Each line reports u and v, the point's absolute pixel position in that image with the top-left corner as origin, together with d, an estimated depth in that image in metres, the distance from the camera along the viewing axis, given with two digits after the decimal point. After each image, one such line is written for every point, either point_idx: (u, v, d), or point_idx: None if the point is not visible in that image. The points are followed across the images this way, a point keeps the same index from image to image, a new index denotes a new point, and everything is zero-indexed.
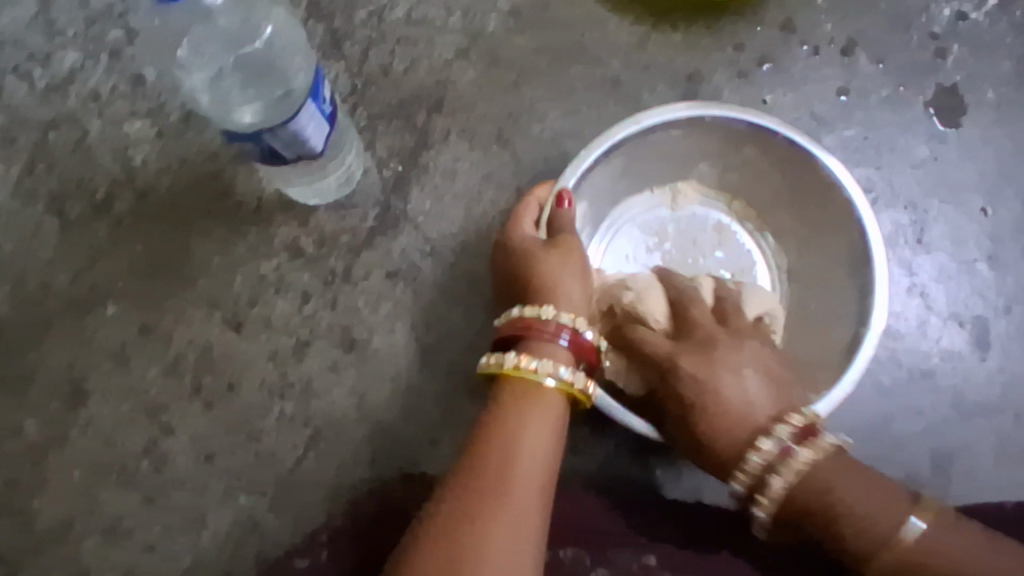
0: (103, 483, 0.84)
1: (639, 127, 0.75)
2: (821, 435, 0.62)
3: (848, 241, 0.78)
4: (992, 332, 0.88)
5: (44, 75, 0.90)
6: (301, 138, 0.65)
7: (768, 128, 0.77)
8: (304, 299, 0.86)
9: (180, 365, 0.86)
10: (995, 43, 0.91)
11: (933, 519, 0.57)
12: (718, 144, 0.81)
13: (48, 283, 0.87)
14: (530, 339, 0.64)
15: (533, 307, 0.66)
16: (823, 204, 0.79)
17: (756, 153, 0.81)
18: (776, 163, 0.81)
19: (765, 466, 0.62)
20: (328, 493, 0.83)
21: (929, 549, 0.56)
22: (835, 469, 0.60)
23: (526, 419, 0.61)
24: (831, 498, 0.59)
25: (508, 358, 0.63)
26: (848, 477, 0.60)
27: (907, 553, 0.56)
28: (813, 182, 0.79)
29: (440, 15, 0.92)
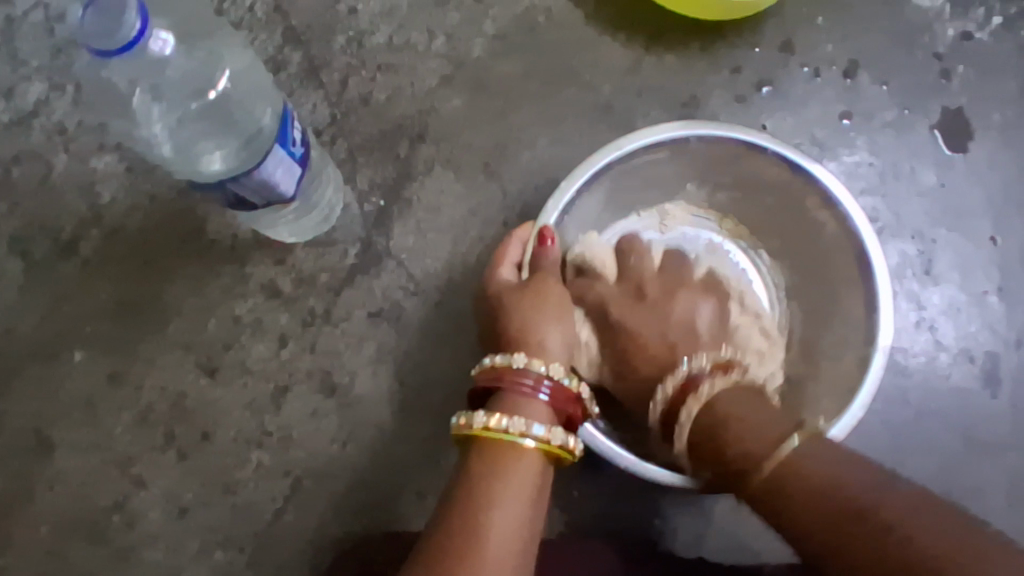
0: (70, 540, 0.80)
1: (624, 151, 0.70)
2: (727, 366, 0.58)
3: (849, 262, 0.73)
4: (1005, 367, 0.84)
5: (6, 108, 0.86)
6: (270, 184, 0.62)
7: (757, 144, 0.71)
8: (282, 342, 0.82)
9: (151, 413, 0.81)
10: (1001, 63, 0.88)
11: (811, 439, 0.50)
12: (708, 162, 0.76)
13: (13, 328, 0.83)
14: (504, 392, 0.58)
15: (506, 356, 0.59)
16: (822, 227, 0.75)
17: (748, 170, 0.76)
18: (768, 180, 0.76)
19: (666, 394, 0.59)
20: (310, 548, 0.79)
21: (800, 466, 0.49)
22: (734, 397, 0.56)
23: (504, 478, 0.52)
24: (715, 417, 0.54)
25: (478, 416, 0.56)
26: (744, 403, 0.55)
27: (779, 470, 0.49)
28: (810, 201, 0.74)
29: (422, 41, 0.88)
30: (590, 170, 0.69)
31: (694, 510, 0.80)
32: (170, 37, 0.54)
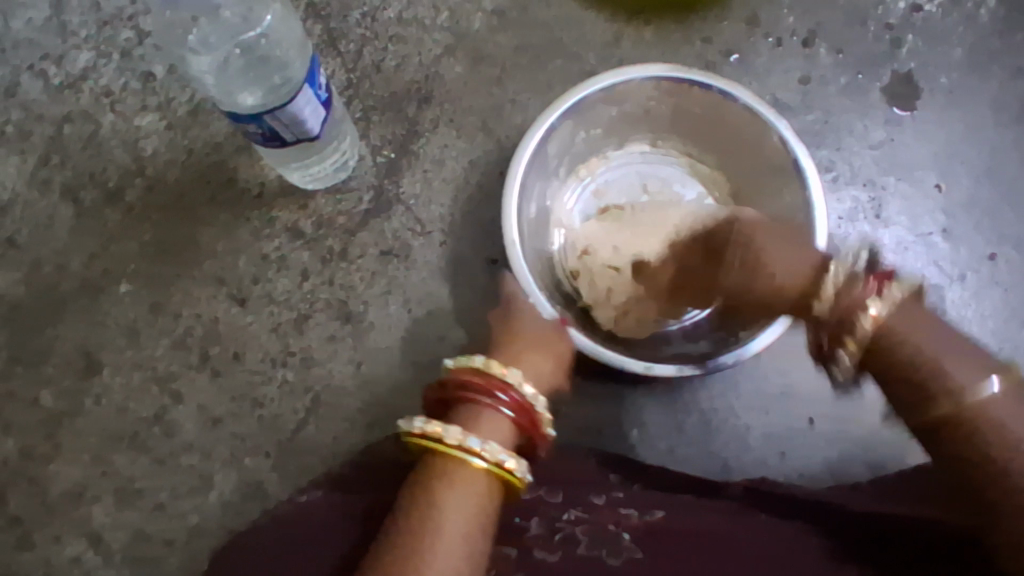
0: (114, 450, 0.90)
1: (557, 113, 0.80)
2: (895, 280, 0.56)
3: (757, 135, 0.83)
4: (948, 299, 0.95)
5: (58, 73, 0.97)
6: (299, 120, 0.72)
7: (624, 79, 0.81)
8: (303, 276, 0.93)
9: (187, 339, 0.92)
10: (944, 34, 0.99)
11: (1011, 383, 0.49)
12: (636, 102, 0.87)
13: (65, 264, 0.94)
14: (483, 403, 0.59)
15: (487, 364, 0.60)
16: (742, 129, 0.84)
17: (670, 100, 0.86)
18: (648, 102, 0.87)
19: (841, 287, 0.58)
20: (328, 455, 0.89)
21: (984, 407, 0.48)
22: (910, 320, 0.54)
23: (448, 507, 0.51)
24: (900, 339, 0.53)
25: (455, 429, 0.55)
26: (928, 330, 0.53)
27: (967, 404, 0.49)
28: (729, 114, 0.84)
29: (429, 15, 1.00)
30: (527, 144, 0.79)
31: (668, 422, 0.91)
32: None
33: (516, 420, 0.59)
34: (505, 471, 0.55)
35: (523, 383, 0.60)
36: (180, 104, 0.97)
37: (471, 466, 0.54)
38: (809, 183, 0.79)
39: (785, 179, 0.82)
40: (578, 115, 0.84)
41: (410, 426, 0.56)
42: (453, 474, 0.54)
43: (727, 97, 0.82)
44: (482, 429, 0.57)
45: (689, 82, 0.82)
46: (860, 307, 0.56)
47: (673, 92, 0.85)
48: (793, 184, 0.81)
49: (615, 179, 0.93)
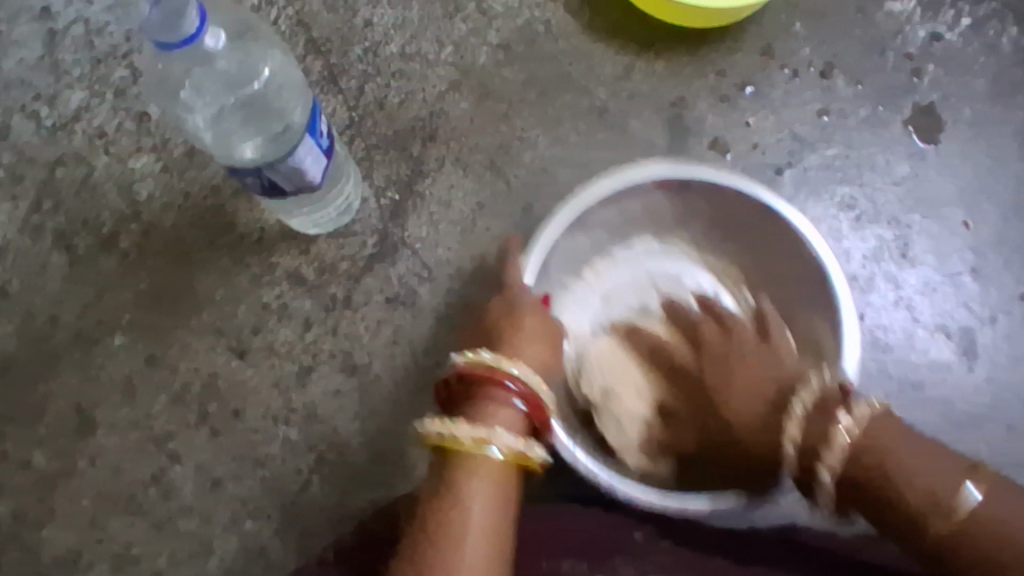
0: (112, 512, 0.87)
1: (561, 226, 0.75)
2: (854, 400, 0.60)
3: (776, 232, 0.79)
4: (979, 342, 0.91)
5: (50, 115, 0.94)
6: (300, 170, 0.69)
7: (633, 181, 0.76)
8: (306, 326, 0.89)
9: (186, 394, 0.88)
10: (966, 64, 0.96)
11: (987, 487, 0.53)
12: (643, 202, 0.82)
13: (57, 316, 0.90)
14: (493, 402, 0.61)
15: (494, 361, 0.63)
16: (758, 222, 0.80)
17: (679, 199, 0.82)
18: (658, 200, 0.82)
19: (805, 431, 0.61)
20: (335, 516, 0.86)
21: (984, 521, 0.52)
22: (880, 433, 0.58)
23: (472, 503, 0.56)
24: (883, 471, 0.56)
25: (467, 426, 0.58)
26: (896, 441, 0.57)
27: (960, 522, 0.52)
28: (744, 210, 0.80)
29: (432, 49, 0.96)
30: (533, 260, 0.75)
31: None
32: (224, 35, 0.63)
33: (526, 411, 0.62)
34: (522, 458, 0.59)
35: (531, 374, 0.63)
36: (175, 146, 0.93)
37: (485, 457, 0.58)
38: (835, 286, 0.75)
39: (809, 281, 0.78)
40: (582, 223, 0.79)
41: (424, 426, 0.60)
42: (473, 471, 0.58)
43: (741, 196, 0.78)
44: (493, 421, 0.60)
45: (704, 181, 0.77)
46: (825, 427, 0.59)
47: (682, 193, 0.80)
48: (817, 286, 0.77)
49: (623, 278, 0.88)
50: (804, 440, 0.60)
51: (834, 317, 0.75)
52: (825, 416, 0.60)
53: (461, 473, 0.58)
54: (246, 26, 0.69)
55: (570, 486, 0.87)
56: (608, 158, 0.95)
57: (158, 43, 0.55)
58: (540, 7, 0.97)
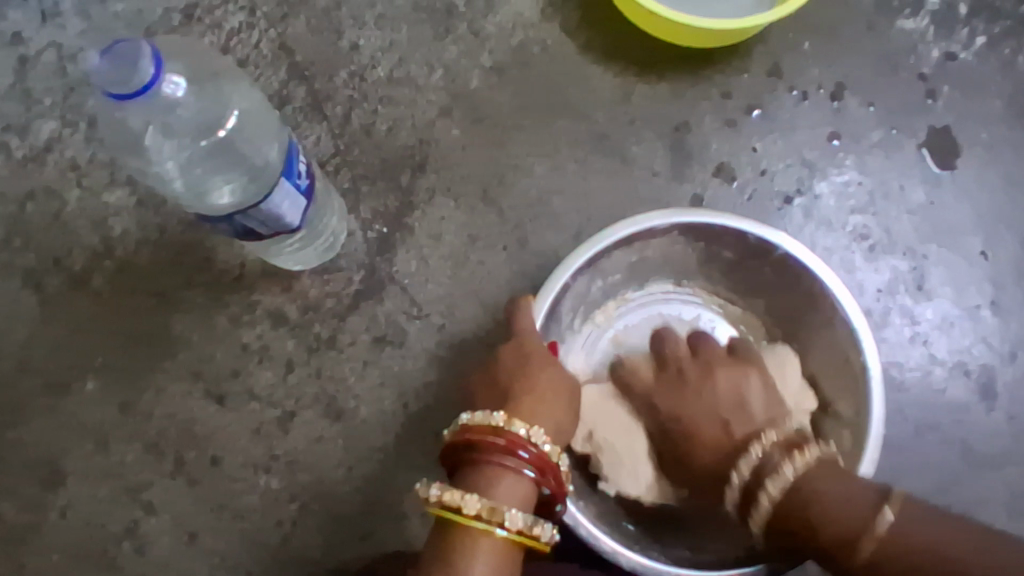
0: (81, 570, 0.81)
1: (572, 271, 0.71)
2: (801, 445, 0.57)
3: (800, 281, 0.75)
4: (999, 380, 0.86)
5: (21, 146, 0.89)
6: (276, 215, 0.64)
7: (650, 225, 0.72)
8: (288, 368, 0.84)
9: (161, 441, 0.83)
10: (984, 85, 0.91)
11: (901, 508, 0.50)
12: (658, 248, 0.78)
13: (26, 359, 0.85)
14: (504, 473, 0.55)
15: (508, 426, 0.56)
16: (781, 269, 0.75)
17: (696, 245, 0.77)
18: (675, 244, 0.78)
19: (750, 473, 0.57)
20: (318, 573, 0.81)
21: (907, 544, 0.48)
22: (822, 476, 0.54)
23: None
24: (807, 499, 0.53)
25: (471, 496, 0.53)
26: (828, 479, 0.54)
27: (883, 545, 0.49)
28: (763, 258, 0.76)
29: (422, 73, 0.92)
30: (542, 302, 0.70)
31: None
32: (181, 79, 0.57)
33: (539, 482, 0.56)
34: (528, 536, 0.54)
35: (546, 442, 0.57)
36: None
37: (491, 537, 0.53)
38: (862, 343, 0.70)
39: (832, 334, 0.73)
40: (594, 268, 0.75)
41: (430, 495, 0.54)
42: (479, 552, 0.52)
43: (763, 245, 0.74)
44: (501, 491, 0.54)
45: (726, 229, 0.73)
46: (768, 469, 0.56)
47: (700, 238, 0.76)
48: (842, 341, 0.72)
49: (636, 324, 0.83)
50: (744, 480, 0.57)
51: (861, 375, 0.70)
52: (774, 459, 0.56)
53: (464, 552, 0.52)
54: (210, 65, 0.64)
55: None
56: (607, 186, 0.90)
57: (112, 96, 0.51)
58: (534, 28, 0.92)
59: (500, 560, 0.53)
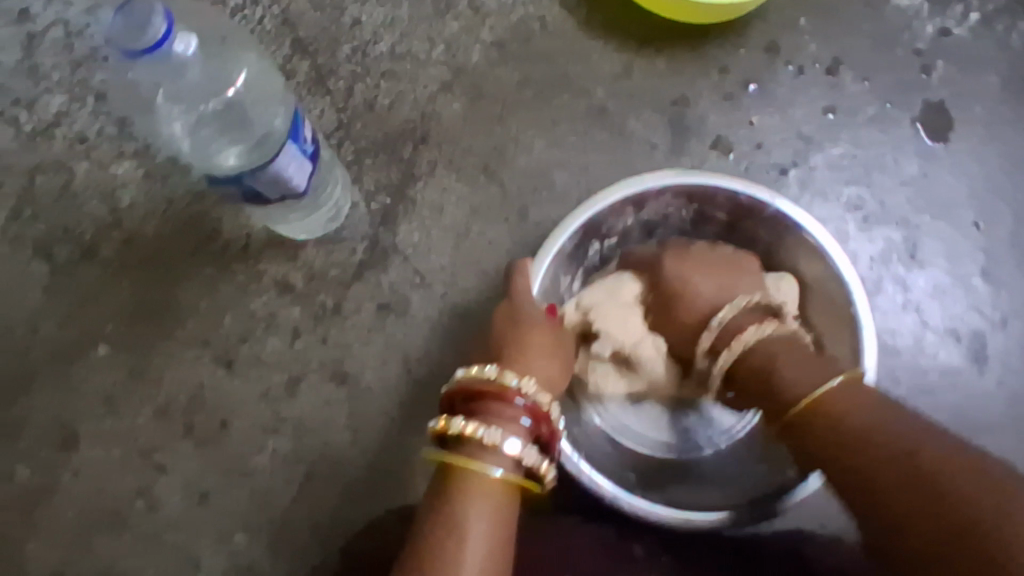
0: (98, 526, 0.86)
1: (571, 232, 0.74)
2: (777, 322, 0.67)
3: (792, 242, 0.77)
4: (990, 347, 0.88)
5: (30, 120, 0.91)
6: (283, 177, 0.66)
7: (646, 188, 0.75)
8: (295, 335, 0.87)
9: (171, 405, 0.86)
10: (979, 60, 0.92)
11: (846, 380, 0.60)
12: (654, 212, 0.80)
13: (37, 328, 0.87)
14: (498, 406, 0.58)
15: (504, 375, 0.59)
16: (775, 230, 0.78)
17: (689, 207, 0.80)
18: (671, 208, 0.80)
19: (720, 339, 0.68)
20: (324, 529, 0.85)
21: (844, 408, 0.57)
22: (780, 347, 0.65)
23: (471, 509, 0.53)
24: (769, 364, 0.63)
25: (459, 419, 0.57)
26: (790, 354, 0.64)
27: (821, 401, 0.58)
28: (756, 218, 0.78)
29: (423, 48, 0.93)
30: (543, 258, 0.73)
31: None
32: (195, 40, 0.57)
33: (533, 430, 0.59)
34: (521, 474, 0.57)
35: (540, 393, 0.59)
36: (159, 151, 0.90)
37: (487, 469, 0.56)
38: (855, 299, 0.73)
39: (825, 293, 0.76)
40: (590, 230, 0.78)
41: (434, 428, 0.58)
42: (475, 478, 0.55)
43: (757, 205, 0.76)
44: (492, 419, 0.58)
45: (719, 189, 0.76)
46: (738, 332, 0.67)
47: (695, 201, 0.78)
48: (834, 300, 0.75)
49: None
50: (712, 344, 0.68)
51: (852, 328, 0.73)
52: (747, 325, 0.67)
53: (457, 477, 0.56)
54: (217, 32, 0.66)
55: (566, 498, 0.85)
56: (607, 159, 0.91)
57: (123, 50, 0.53)
58: (535, 3, 0.93)
59: (491, 487, 0.55)
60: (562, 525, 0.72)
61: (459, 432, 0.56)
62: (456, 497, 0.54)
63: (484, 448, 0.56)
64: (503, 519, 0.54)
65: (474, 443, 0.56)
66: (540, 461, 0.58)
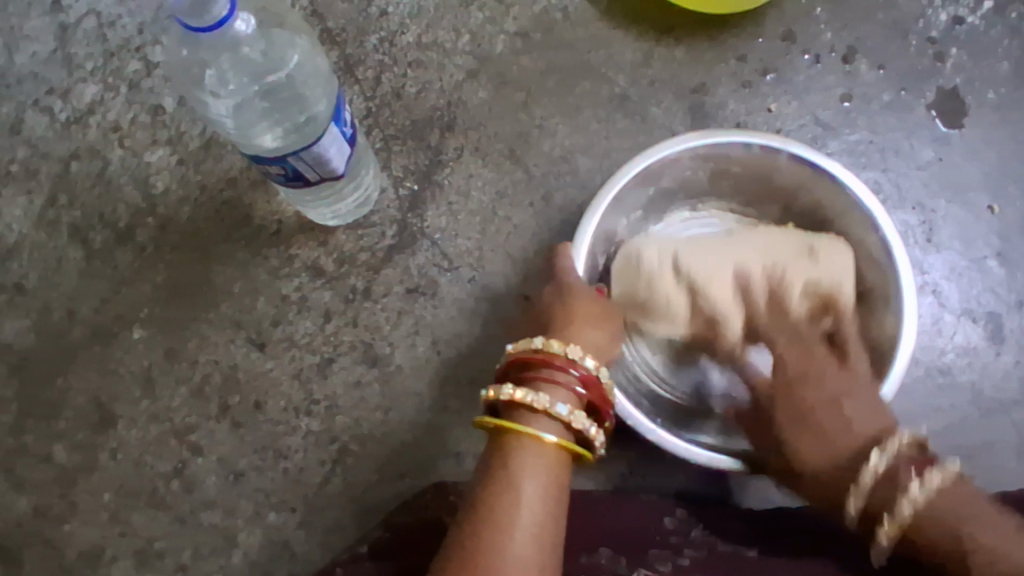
0: (134, 505, 0.88)
1: (606, 201, 0.76)
2: (942, 462, 0.57)
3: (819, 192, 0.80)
4: (1006, 327, 0.91)
5: (64, 109, 0.92)
6: (325, 159, 0.69)
7: (669, 151, 0.77)
8: (326, 318, 0.89)
9: (206, 387, 0.88)
10: (991, 48, 0.94)
11: None
12: (672, 176, 0.83)
13: (74, 312, 0.90)
14: (546, 373, 0.61)
15: (556, 342, 0.62)
16: (800, 183, 0.81)
17: (706, 168, 0.83)
18: (691, 169, 0.83)
19: (882, 481, 0.58)
20: (357, 507, 0.87)
21: None
22: (963, 503, 0.55)
23: (524, 470, 0.55)
24: (953, 521, 0.54)
25: (508, 386, 0.59)
26: (976, 513, 0.55)
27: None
28: (774, 170, 0.82)
29: (448, 37, 0.94)
30: (584, 231, 0.76)
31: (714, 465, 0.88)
32: (253, 21, 0.62)
33: (582, 395, 0.61)
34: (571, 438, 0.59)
35: (588, 359, 0.62)
36: (191, 139, 0.92)
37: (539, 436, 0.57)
38: (887, 237, 0.76)
39: (860, 238, 0.79)
40: (617, 202, 0.80)
41: (485, 395, 0.60)
42: (525, 441, 0.57)
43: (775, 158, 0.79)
44: (542, 386, 0.60)
45: (738, 145, 0.78)
46: (903, 482, 0.57)
47: (710, 159, 0.81)
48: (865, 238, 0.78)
49: None
50: (870, 493, 0.58)
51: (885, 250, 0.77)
52: (910, 469, 0.57)
53: (508, 440, 0.58)
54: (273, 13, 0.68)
55: (593, 475, 0.88)
56: (628, 145, 0.94)
57: (182, 24, 0.55)
58: None
59: (543, 450, 0.57)
60: (592, 505, 0.75)
61: (509, 398, 0.59)
62: (508, 458, 0.56)
63: (534, 413, 0.58)
64: (555, 481, 0.56)
65: (525, 409, 0.58)
66: (588, 425, 0.59)
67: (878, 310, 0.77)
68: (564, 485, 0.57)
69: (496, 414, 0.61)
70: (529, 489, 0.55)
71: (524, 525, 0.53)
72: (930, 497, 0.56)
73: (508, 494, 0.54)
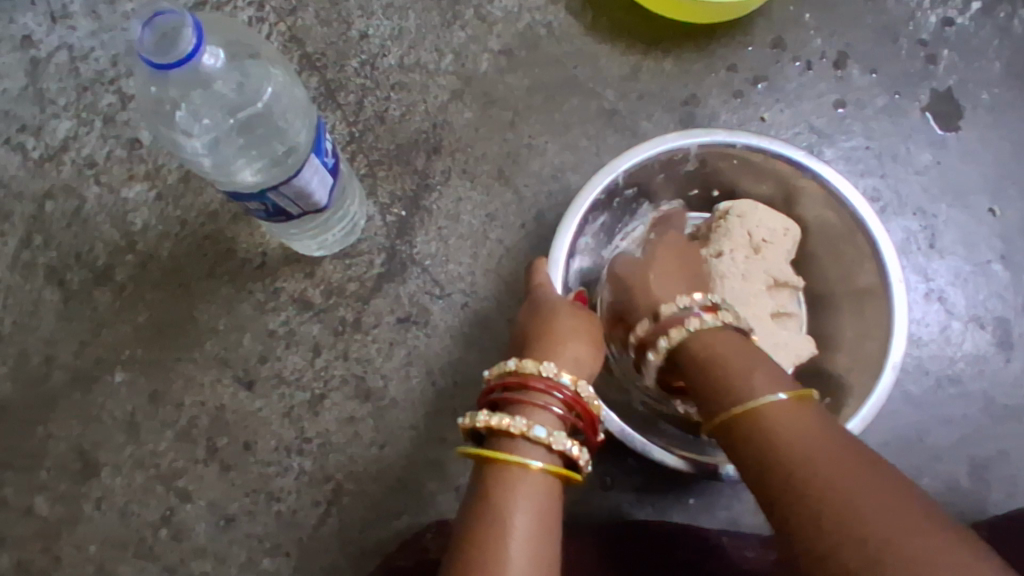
0: (121, 556, 0.84)
1: (571, 232, 0.74)
2: (693, 316, 0.59)
3: (777, 173, 0.79)
4: (1014, 332, 0.89)
5: (37, 146, 0.89)
6: (307, 192, 0.66)
7: (609, 181, 0.75)
8: (315, 352, 0.86)
9: (193, 429, 0.85)
10: (981, 48, 0.93)
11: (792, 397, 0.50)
12: (632, 189, 0.81)
13: (52, 357, 0.86)
14: (523, 395, 0.59)
15: (530, 361, 0.60)
16: (760, 169, 0.79)
17: (661, 174, 0.81)
18: (639, 182, 0.81)
19: (662, 329, 0.61)
20: (354, 548, 0.84)
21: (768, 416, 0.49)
22: (720, 345, 0.57)
23: (506, 508, 0.52)
24: (707, 364, 0.56)
25: (482, 412, 0.58)
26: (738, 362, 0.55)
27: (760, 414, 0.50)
28: (727, 158, 0.79)
29: (431, 58, 0.92)
30: (558, 251, 0.74)
31: (723, 488, 0.86)
32: (223, 53, 0.59)
33: (565, 416, 0.59)
34: (554, 466, 0.56)
35: (564, 375, 0.60)
36: (170, 172, 0.88)
37: (516, 461, 0.55)
38: (866, 220, 0.75)
39: (833, 215, 0.78)
40: (583, 224, 0.78)
41: (460, 422, 0.59)
42: (508, 469, 0.55)
43: (720, 146, 0.77)
44: (521, 411, 0.58)
45: (678, 147, 0.76)
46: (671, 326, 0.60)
47: (662, 164, 0.79)
48: (845, 224, 0.77)
49: None
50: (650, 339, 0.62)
51: (872, 249, 0.75)
52: (680, 317, 0.60)
53: (489, 468, 0.56)
54: (246, 44, 0.65)
55: (599, 504, 0.85)
56: None
57: (150, 63, 0.52)
58: (540, 10, 0.93)
59: (528, 480, 0.54)
60: (583, 543, 0.75)
61: (485, 425, 0.57)
62: (489, 498, 0.53)
63: (513, 438, 0.56)
64: (545, 511, 0.53)
65: (503, 435, 0.56)
66: (572, 445, 0.57)
67: (868, 295, 0.77)
68: (557, 512, 0.54)
69: (478, 442, 0.59)
70: (524, 522, 0.51)
71: (515, 572, 0.48)
72: (696, 340, 0.58)
73: (497, 522, 0.51)
